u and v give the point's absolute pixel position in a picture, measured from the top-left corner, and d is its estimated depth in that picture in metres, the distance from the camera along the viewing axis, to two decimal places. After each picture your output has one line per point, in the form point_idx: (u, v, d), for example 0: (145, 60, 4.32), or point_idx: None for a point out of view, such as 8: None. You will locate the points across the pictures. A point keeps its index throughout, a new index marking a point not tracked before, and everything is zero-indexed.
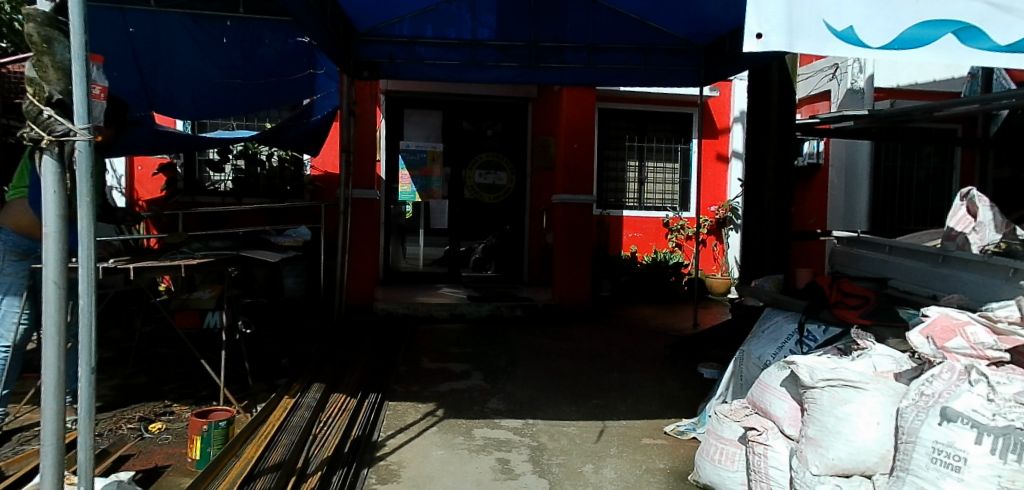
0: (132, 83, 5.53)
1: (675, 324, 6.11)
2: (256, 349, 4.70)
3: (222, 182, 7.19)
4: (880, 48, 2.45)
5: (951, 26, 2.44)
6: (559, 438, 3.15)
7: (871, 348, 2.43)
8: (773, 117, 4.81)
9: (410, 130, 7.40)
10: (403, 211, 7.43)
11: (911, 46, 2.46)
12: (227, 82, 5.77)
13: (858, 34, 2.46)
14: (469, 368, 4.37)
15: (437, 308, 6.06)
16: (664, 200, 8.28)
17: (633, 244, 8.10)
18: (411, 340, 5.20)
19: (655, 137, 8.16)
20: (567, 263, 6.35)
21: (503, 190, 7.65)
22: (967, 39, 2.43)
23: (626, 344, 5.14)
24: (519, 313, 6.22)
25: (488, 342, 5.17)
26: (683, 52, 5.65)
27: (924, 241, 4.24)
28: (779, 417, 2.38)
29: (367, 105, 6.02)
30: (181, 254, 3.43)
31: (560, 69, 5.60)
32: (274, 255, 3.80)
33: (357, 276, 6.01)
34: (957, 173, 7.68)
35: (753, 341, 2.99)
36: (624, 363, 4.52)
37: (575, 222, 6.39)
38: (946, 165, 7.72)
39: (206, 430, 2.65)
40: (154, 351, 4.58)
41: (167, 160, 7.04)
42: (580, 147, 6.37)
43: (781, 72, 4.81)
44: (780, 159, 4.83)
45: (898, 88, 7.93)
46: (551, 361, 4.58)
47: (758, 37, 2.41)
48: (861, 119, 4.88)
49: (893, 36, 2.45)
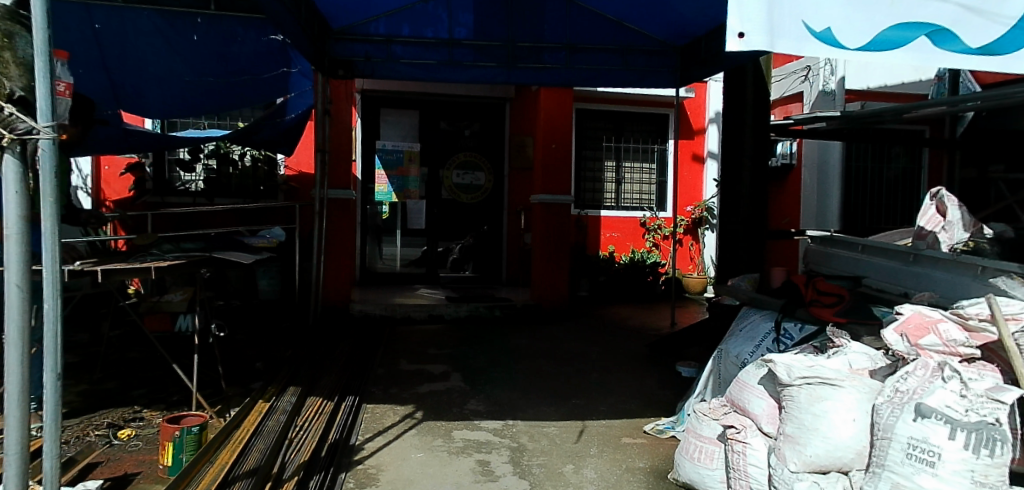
0: (99, 80, 5.39)
1: (653, 323, 6.15)
2: (230, 352, 4.62)
3: (194, 183, 7.06)
4: (858, 49, 2.49)
5: (924, 29, 2.48)
6: (539, 439, 3.14)
7: (846, 346, 2.46)
8: (748, 118, 4.86)
9: (386, 130, 7.34)
10: (380, 211, 7.37)
11: (887, 47, 2.49)
12: (198, 79, 5.65)
13: (836, 35, 2.49)
14: (448, 369, 4.34)
15: (415, 309, 6.01)
16: (641, 200, 8.33)
17: (611, 244, 8.13)
18: (389, 341, 5.15)
19: (631, 137, 8.21)
20: (546, 263, 6.35)
21: (481, 190, 7.63)
22: (940, 42, 2.48)
23: (604, 343, 5.15)
24: (498, 313, 6.20)
25: (467, 343, 5.15)
26: (660, 53, 5.69)
27: (896, 240, 4.31)
28: (757, 415, 2.40)
29: (343, 105, 5.94)
30: (152, 256, 3.36)
31: (538, 69, 5.59)
32: (248, 257, 3.73)
33: (333, 277, 5.94)
34: (925, 172, 7.86)
35: (731, 339, 3.00)
36: (603, 363, 4.54)
37: (554, 222, 6.39)
38: (914, 165, 7.90)
39: (178, 436, 2.58)
40: (123, 355, 4.47)
41: (136, 160, 6.89)
42: (558, 147, 6.37)
43: (756, 74, 4.85)
44: (755, 160, 4.87)
45: (867, 90, 8.12)
46: (531, 361, 4.58)
47: (740, 36, 2.41)
48: (834, 120, 4.96)
49: (870, 38, 2.49)
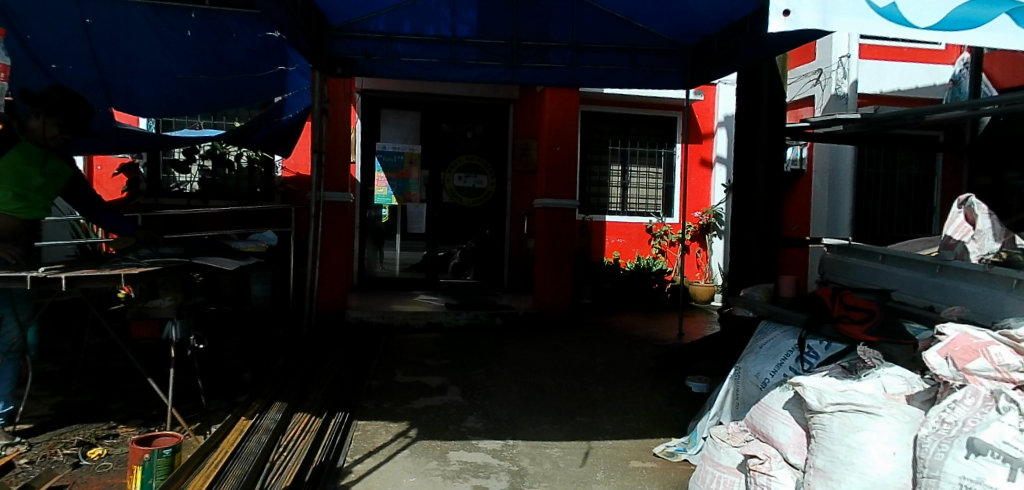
0: (88, 78, 5.18)
1: (659, 333, 5.92)
2: (217, 362, 4.42)
3: (188, 184, 6.85)
4: (927, 28, 2.42)
5: (1006, 7, 2.41)
6: (540, 462, 2.92)
7: (880, 367, 2.25)
8: (762, 119, 4.63)
9: (387, 131, 7.15)
10: (380, 215, 7.18)
11: (960, 26, 2.42)
12: (190, 77, 5.44)
13: (902, 12, 2.43)
14: (446, 382, 4.14)
15: (414, 316, 5.79)
16: (647, 206, 8.11)
17: (616, 250, 7.92)
18: (385, 351, 4.93)
19: (638, 141, 8.00)
20: (549, 270, 6.13)
21: (484, 193, 7.42)
22: (1021, 19, 2.43)
23: (609, 355, 4.93)
24: (499, 322, 5.98)
25: (467, 353, 4.94)
26: (669, 52, 5.49)
27: (919, 249, 4.09)
28: (782, 444, 2.19)
29: (341, 105, 5.71)
30: (126, 262, 3.12)
31: (544, 69, 5.39)
32: (232, 263, 3.47)
33: (328, 283, 5.72)
34: (937, 179, 7.80)
35: (750, 357, 2.76)
36: (608, 376, 4.32)
37: (558, 227, 6.18)
38: (926, 172, 7.87)
39: (148, 459, 2.38)
40: (105, 365, 4.27)
41: (128, 160, 6.69)
42: (563, 150, 6.16)
43: (771, 74, 4.63)
44: (769, 164, 4.63)
45: (881, 94, 8.12)
46: (533, 374, 4.37)
47: (786, 15, 2.43)
48: (854, 123, 4.70)
49: (940, 17, 2.41)
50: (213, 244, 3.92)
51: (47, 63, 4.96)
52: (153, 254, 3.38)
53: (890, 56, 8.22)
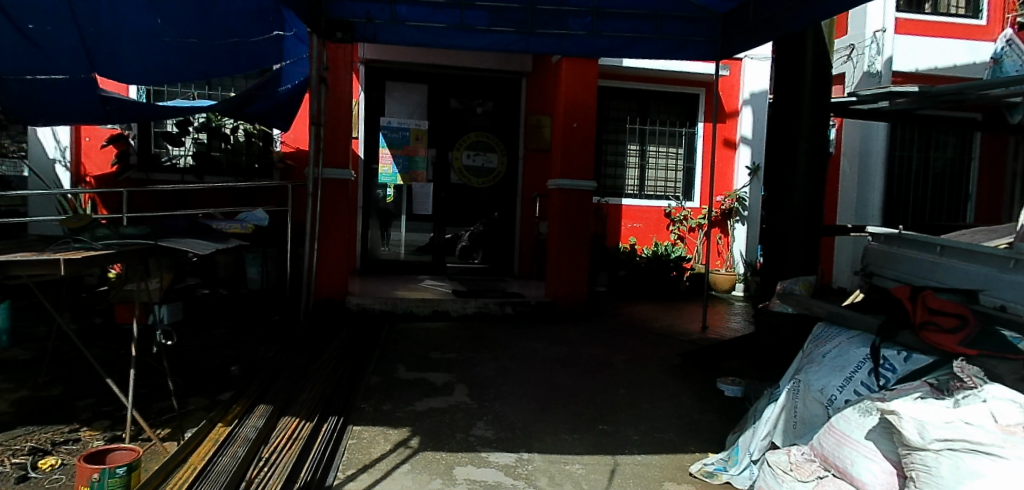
0: (70, 41, 4.73)
1: (681, 326, 5.53)
2: (203, 353, 4.05)
3: (182, 158, 6.43)
4: None
5: None
6: (560, 482, 2.54)
7: (983, 389, 1.84)
8: (806, 91, 4.15)
9: (392, 105, 6.71)
10: (384, 195, 6.76)
11: None
12: (177, 41, 5.00)
13: None
14: (452, 380, 3.78)
15: (418, 304, 5.41)
16: (665, 189, 7.65)
17: (632, 235, 7.51)
18: (386, 342, 4.56)
19: (657, 119, 7.52)
20: (563, 256, 5.71)
21: (494, 173, 6.97)
22: None
23: (629, 350, 4.54)
24: (509, 311, 5.59)
25: (475, 346, 4.57)
26: (698, 19, 5.07)
27: (982, 240, 3.63)
28: (864, 482, 1.89)
29: (341, 73, 5.21)
30: (77, 244, 2.63)
31: (561, 37, 4.99)
32: (205, 246, 3.09)
33: (327, 267, 5.32)
34: (971, 165, 7.70)
35: (811, 367, 2.36)
36: (630, 376, 3.93)
37: (572, 210, 5.74)
38: (962, 158, 7.72)
39: (97, 480, 2.02)
40: (80, 353, 3.91)
41: (117, 131, 6.27)
42: (580, 126, 5.68)
43: (817, 41, 4.14)
44: (813, 143, 4.16)
45: (916, 73, 7.63)
46: (549, 372, 3.99)
47: None
48: (908, 97, 4.21)
49: None
50: (185, 223, 3.48)
51: (24, 23, 4.54)
52: (114, 235, 2.91)
53: (929, 31, 7.65)
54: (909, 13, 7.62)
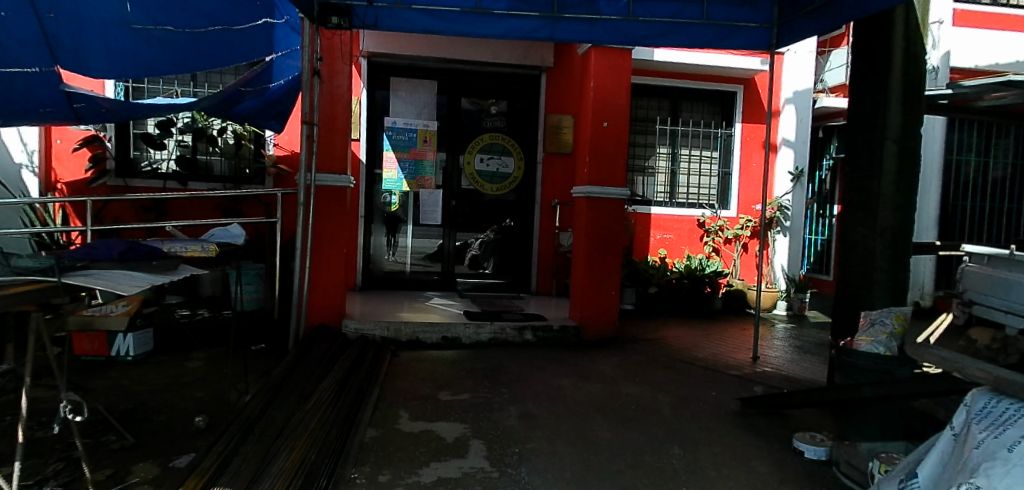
0: (26, 26, 3.96)
1: (727, 355, 4.81)
2: (168, 396, 3.39)
3: (163, 162, 5.77)
4: None
5: None
6: None
7: None
8: (896, 82, 3.43)
9: (398, 104, 6.03)
10: (389, 202, 6.09)
11: None
12: (150, 28, 4.33)
13: None
14: (466, 433, 3.10)
15: (426, 329, 4.73)
16: (698, 196, 6.94)
17: (662, 247, 6.79)
18: (388, 378, 3.88)
19: (691, 119, 6.83)
20: (591, 275, 5.01)
21: (510, 179, 6.27)
22: None
23: (675, 391, 3.84)
24: (529, 337, 4.90)
25: (493, 383, 3.88)
26: (750, 2, 4.37)
27: None
28: None
29: (337, 64, 4.53)
30: None
31: (592, 23, 4.35)
32: (133, 284, 2.37)
33: (321, 287, 4.64)
34: None
35: (991, 467, 1.73)
36: (683, 429, 3.25)
37: (602, 223, 5.02)
38: None
39: None
40: (21, 398, 3.27)
41: (92, 133, 5.59)
42: (612, 126, 4.98)
43: (909, 21, 3.42)
44: (902, 145, 3.44)
45: (977, 69, 6.91)
46: (583, 422, 3.30)
47: None
48: (1017, 90, 3.49)
49: None
50: (124, 247, 2.62)
51: None
52: (5, 269, 2.30)
53: (992, 24, 6.92)
54: (969, 3, 6.88)
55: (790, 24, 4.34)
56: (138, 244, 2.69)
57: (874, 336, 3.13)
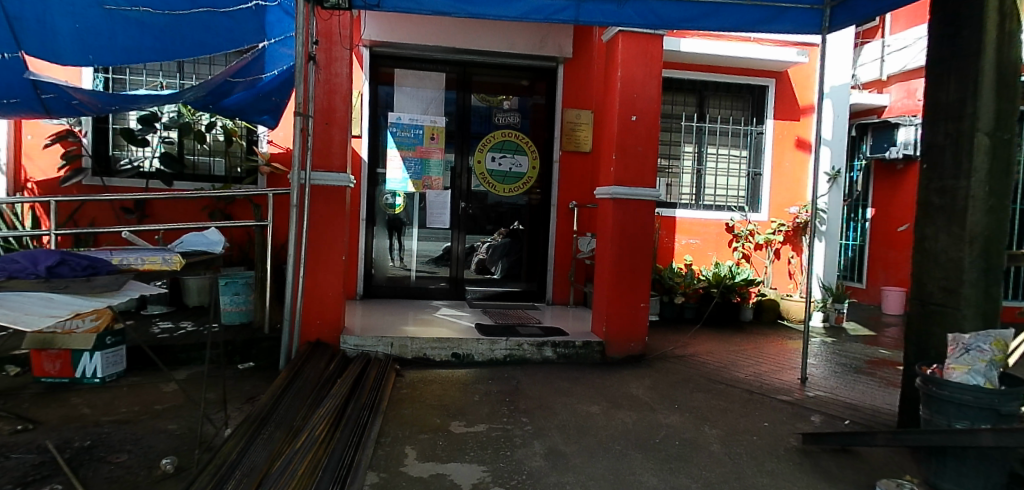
0: None
1: (770, 376, 4.30)
2: (133, 429, 2.91)
3: (146, 160, 5.28)
4: None
5: None
6: None
7: None
8: (986, 64, 2.92)
9: (403, 98, 5.55)
10: (392, 204, 5.59)
11: None
12: (125, 10, 3.77)
13: None
14: (484, 479, 2.60)
15: (434, 346, 4.23)
16: (726, 198, 6.42)
17: (687, 253, 6.28)
18: (390, 405, 3.38)
19: (718, 115, 6.33)
20: (616, 285, 4.50)
21: (523, 179, 5.77)
22: None
23: (721, 421, 3.34)
24: (549, 354, 4.40)
25: (512, 411, 3.38)
26: None
27: None
28: None
29: (335, 50, 4.05)
30: None
31: (621, 4, 3.85)
32: (53, 310, 2.18)
33: (316, 299, 4.14)
34: None
35: None
36: (739, 472, 2.76)
37: (629, 227, 4.51)
38: None
39: None
40: None
41: (65, 128, 5.10)
42: (641, 120, 4.48)
43: None
44: (993, 140, 2.93)
45: None
46: (620, 463, 2.80)
47: None
48: None
49: None
50: (55, 261, 2.41)
51: None
52: None
53: None
54: None
55: (846, 3, 3.82)
56: (77, 257, 2.47)
57: (972, 366, 2.61)
